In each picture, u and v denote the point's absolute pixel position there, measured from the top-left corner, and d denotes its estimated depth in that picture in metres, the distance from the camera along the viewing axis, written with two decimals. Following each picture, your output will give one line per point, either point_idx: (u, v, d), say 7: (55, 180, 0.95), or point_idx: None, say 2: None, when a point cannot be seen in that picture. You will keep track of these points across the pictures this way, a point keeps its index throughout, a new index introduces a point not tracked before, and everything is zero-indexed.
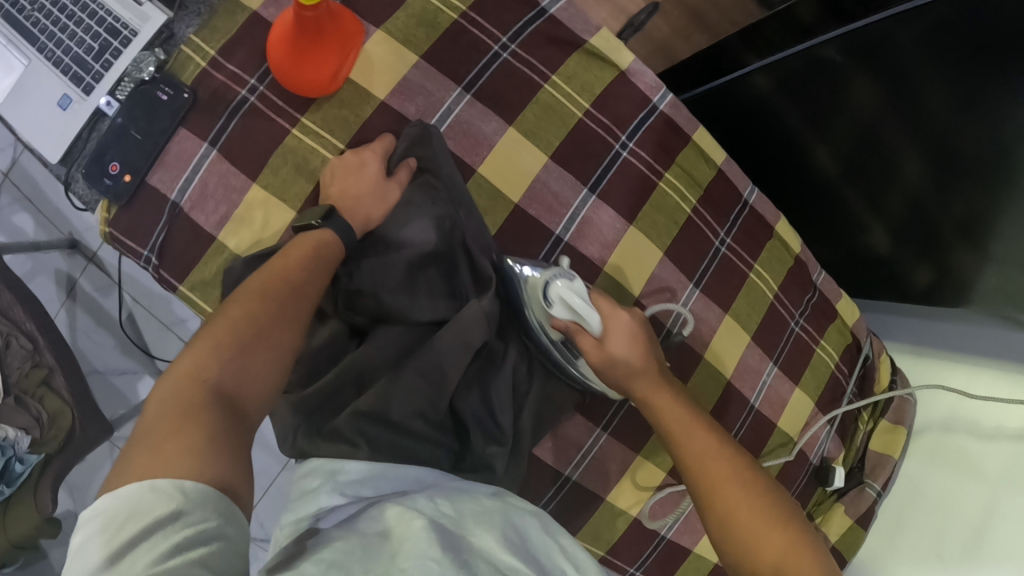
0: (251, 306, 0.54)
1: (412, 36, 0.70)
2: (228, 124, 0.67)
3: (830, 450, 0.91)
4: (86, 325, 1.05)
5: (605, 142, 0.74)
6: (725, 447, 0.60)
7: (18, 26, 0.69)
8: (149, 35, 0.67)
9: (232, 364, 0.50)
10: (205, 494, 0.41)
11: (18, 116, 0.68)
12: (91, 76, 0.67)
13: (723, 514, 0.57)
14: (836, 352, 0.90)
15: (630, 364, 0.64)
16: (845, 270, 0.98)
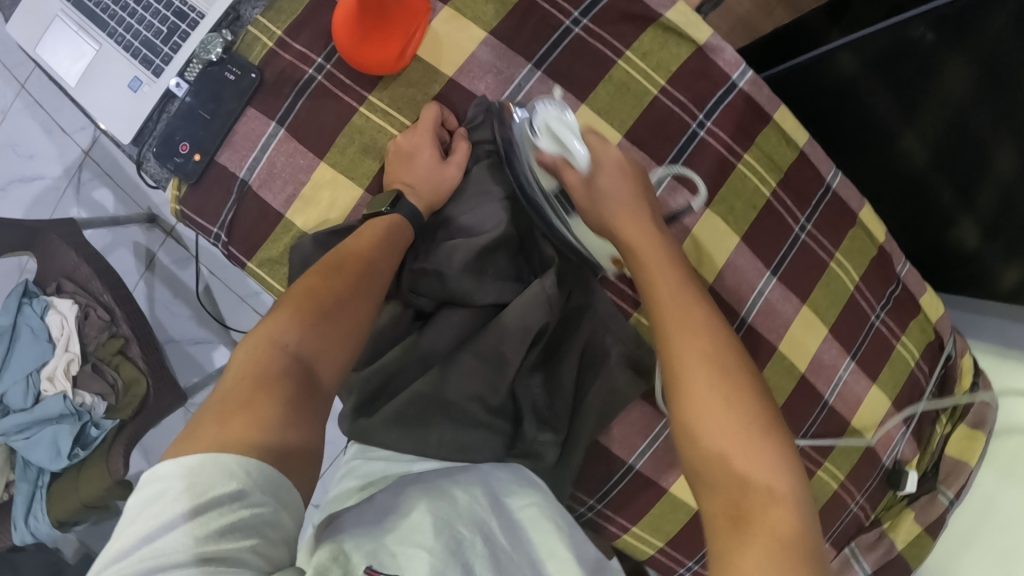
0: (329, 279, 0.52)
1: (480, 12, 0.68)
2: (295, 104, 0.67)
3: (904, 452, 0.86)
4: (164, 296, 1.07)
5: (681, 121, 0.70)
6: (720, 350, 0.51)
7: (93, 13, 0.69)
8: (216, 17, 0.67)
9: (308, 335, 0.48)
10: (266, 476, 0.38)
11: (92, 100, 0.69)
12: (159, 59, 0.67)
13: (684, 400, 0.49)
14: (917, 350, 0.84)
15: (615, 213, 0.59)
16: (942, 268, 0.89)
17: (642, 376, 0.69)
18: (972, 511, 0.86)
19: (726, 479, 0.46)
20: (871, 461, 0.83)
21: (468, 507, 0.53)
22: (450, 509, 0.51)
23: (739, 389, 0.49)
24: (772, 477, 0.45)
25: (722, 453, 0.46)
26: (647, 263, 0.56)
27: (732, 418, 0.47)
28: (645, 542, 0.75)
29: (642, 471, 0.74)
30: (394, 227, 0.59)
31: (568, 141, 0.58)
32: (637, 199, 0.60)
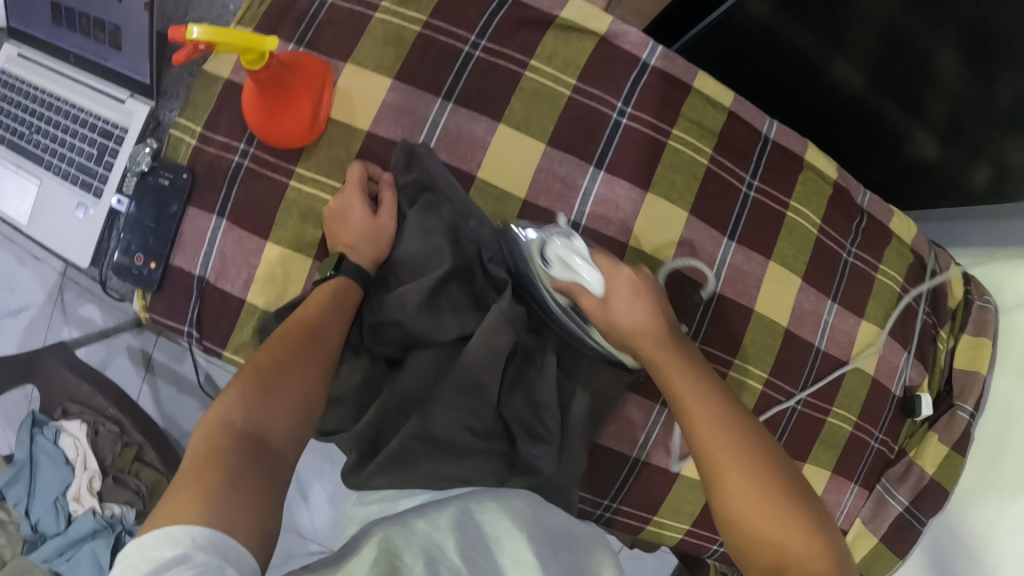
0: (277, 348, 0.55)
1: (383, 60, 0.68)
2: (230, 193, 0.66)
3: (913, 377, 0.84)
4: (170, 393, 1.11)
5: (601, 115, 0.71)
6: (746, 442, 0.53)
7: (22, 148, 0.68)
8: (139, 128, 0.64)
9: (255, 406, 0.49)
10: (210, 539, 0.40)
11: (42, 236, 0.66)
12: (97, 180, 0.65)
13: (721, 491, 0.52)
14: (900, 275, 0.83)
15: (630, 325, 0.61)
16: (896, 181, 0.90)
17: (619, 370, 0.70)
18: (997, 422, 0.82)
19: (770, 552, 0.48)
20: (879, 395, 0.83)
21: (422, 535, 0.54)
22: (401, 538, 0.53)
23: (767, 469, 0.51)
24: (808, 541, 0.48)
25: (760, 532, 0.49)
26: (659, 358, 0.59)
27: (772, 509, 0.49)
28: (671, 528, 0.77)
29: (648, 460, 0.75)
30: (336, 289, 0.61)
31: (574, 261, 0.61)
32: (658, 320, 0.61)
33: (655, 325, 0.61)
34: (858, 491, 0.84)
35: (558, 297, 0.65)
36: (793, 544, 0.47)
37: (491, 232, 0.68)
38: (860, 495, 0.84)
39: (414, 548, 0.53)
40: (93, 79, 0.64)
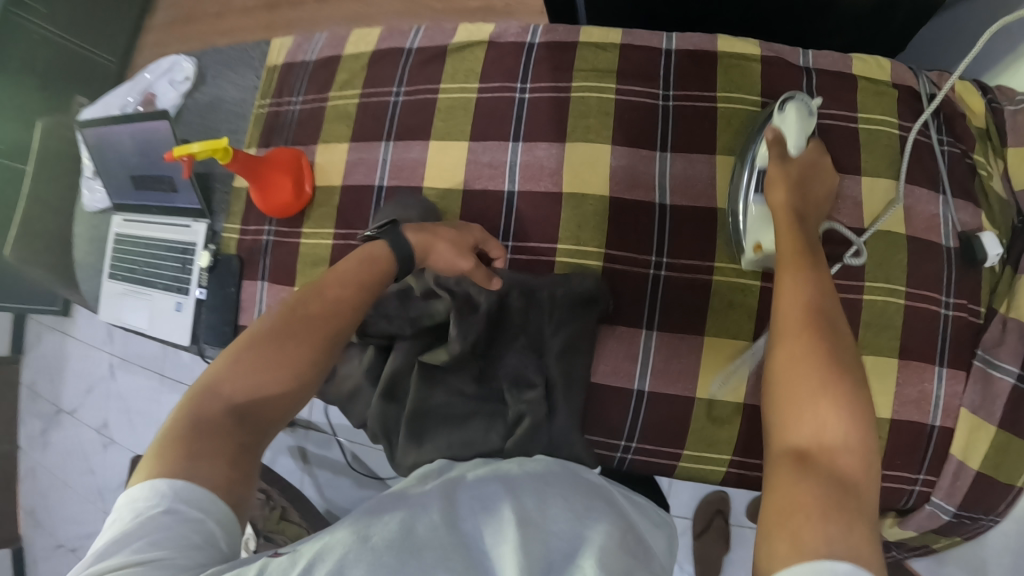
0: (293, 311, 0.55)
1: (337, 131, 0.87)
2: (266, 262, 0.89)
3: (969, 219, 0.74)
4: (327, 478, 1.32)
5: (506, 99, 0.81)
6: (826, 315, 0.49)
7: (135, 278, 0.98)
8: (203, 239, 0.92)
9: (249, 376, 0.50)
10: (193, 494, 0.42)
11: (163, 332, 0.95)
12: (186, 282, 0.93)
13: (781, 347, 0.49)
14: (893, 114, 0.74)
15: (778, 200, 0.61)
16: (856, 34, 0.81)
17: (591, 311, 0.73)
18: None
19: (806, 435, 0.43)
20: (924, 254, 0.73)
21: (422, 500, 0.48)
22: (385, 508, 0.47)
23: (839, 353, 0.47)
24: (851, 436, 0.42)
25: (803, 403, 0.44)
26: (785, 237, 0.57)
27: (830, 388, 0.44)
28: (714, 462, 0.73)
29: (655, 390, 0.73)
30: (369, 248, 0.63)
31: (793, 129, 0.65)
32: (799, 204, 0.60)
33: (792, 209, 0.60)
34: (949, 375, 0.73)
35: (759, 155, 0.68)
36: (835, 420, 0.43)
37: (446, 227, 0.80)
38: (955, 380, 0.73)
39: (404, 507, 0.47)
40: (168, 218, 0.96)
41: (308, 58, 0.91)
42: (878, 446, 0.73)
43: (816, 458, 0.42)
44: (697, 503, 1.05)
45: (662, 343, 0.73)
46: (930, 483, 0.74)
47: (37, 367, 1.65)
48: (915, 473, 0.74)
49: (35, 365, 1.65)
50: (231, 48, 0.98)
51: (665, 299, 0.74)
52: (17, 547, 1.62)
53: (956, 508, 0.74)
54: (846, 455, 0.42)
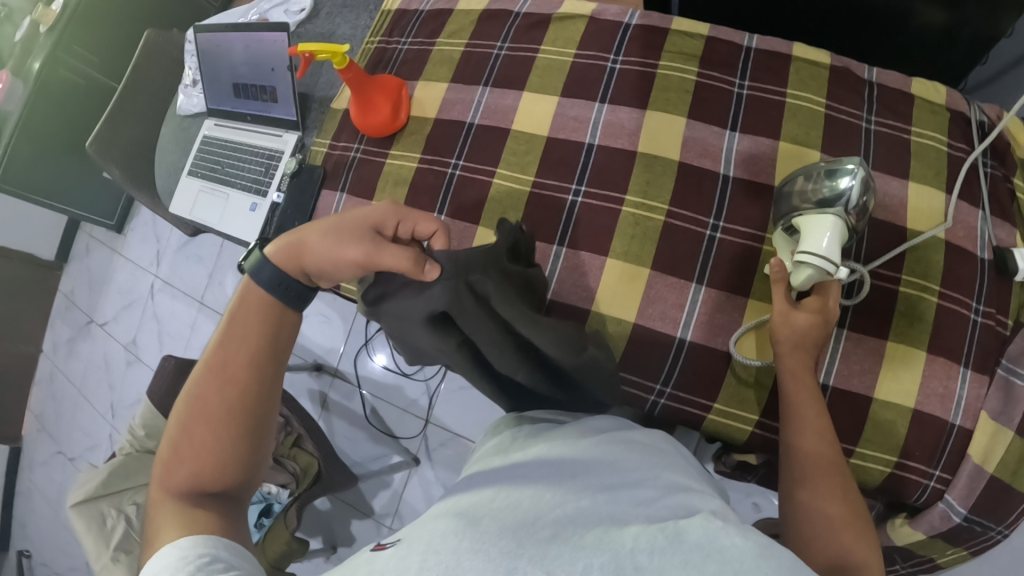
0: (201, 388, 0.61)
1: (438, 74, 0.93)
2: (348, 178, 0.93)
3: (1003, 238, 0.84)
4: (343, 428, 1.26)
5: (599, 67, 0.87)
6: (838, 462, 0.64)
7: (217, 178, 1.07)
8: (291, 147, 1.01)
9: (197, 460, 0.58)
10: (197, 541, 0.49)
11: (235, 229, 1.03)
12: (266, 186, 1.01)
13: (806, 485, 0.63)
14: (942, 132, 0.85)
15: (807, 336, 0.69)
16: (914, 61, 0.92)
17: (650, 262, 0.79)
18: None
19: (840, 556, 0.57)
20: (962, 263, 0.81)
21: (540, 499, 0.53)
22: (500, 513, 0.51)
23: (849, 492, 0.62)
24: (875, 555, 0.58)
25: (845, 539, 0.57)
26: (790, 361, 0.69)
27: (855, 518, 0.59)
28: (740, 420, 0.75)
29: (695, 340, 0.76)
30: (245, 290, 0.65)
31: (801, 250, 0.69)
32: (815, 337, 0.70)
33: (803, 349, 0.70)
34: (973, 378, 0.78)
35: (795, 207, 0.72)
36: (858, 544, 0.57)
37: (525, 166, 0.85)
38: (978, 385, 0.78)
39: (513, 501, 0.53)
40: (263, 127, 1.05)
41: (422, 6, 0.99)
42: (899, 436, 0.77)
43: (845, 566, 0.56)
44: None
45: (711, 298, 0.77)
46: (944, 480, 0.78)
47: (78, 276, 1.66)
48: (932, 468, 0.78)
49: (79, 275, 1.66)
50: None
51: (717, 256, 0.78)
52: (15, 446, 1.63)
53: (968, 510, 0.78)
54: (867, 562, 0.56)
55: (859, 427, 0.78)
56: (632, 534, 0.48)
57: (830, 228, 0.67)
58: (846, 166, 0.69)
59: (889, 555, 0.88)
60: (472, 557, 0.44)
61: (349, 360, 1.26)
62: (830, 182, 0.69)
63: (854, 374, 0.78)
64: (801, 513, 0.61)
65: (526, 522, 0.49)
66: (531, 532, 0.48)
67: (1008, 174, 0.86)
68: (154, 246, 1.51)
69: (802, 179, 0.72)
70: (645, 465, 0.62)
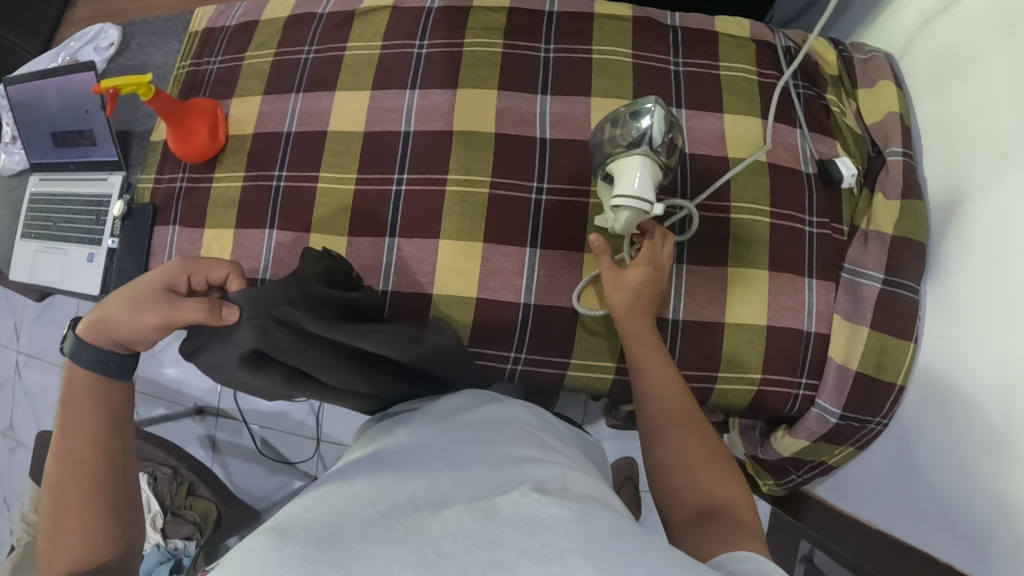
0: (52, 483, 0.57)
1: (251, 88, 0.90)
2: (178, 208, 0.89)
3: (825, 151, 0.88)
4: (238, 466, 1.17)
5: (406, 53, 0.85)
6: (690, 408, 0.63)
7: (50, 235, 1.01)
8: (119, 188, 0.96)
9: (71, 549, 0.54)
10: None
11: (74, 283, 0.97)
12: (100, 233, 0.96)
13: (663, 437, 0.60)
14: (750, 63, 0.89)
15: (642, 292, 0.69)
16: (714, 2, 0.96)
17: (483, 235, 0.76)
18: (931, 57, 0.83)
19: (702, 498, 0.54)
20: (787, 181, 0.85)
21: (363, 492, 0.48)
22: (312, 518, 0.45)
23: (705, 433, 0.60)
24: (739, 490, 0.55)
25: (704, 479, 0.56)
26: (629, 321, 0.69)
27: (711, 456, 0.58)
28: (601, 370, 0.76)
29: (540, 302, 0.75)
30: (68, 375, 0.61)
31: (616, 195, 0.68)
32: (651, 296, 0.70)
33: (640, 300, 0.69)
34: (819, 285, 0.83)
35: (607, 153, 0.72)
36: (716, 481, 0.55)
37: (344, 163, 0.81)
38: (825, 291, 0.83)
39: (333, 499, 0.48)
40: (87, 173, 1.00)
41: (229, 23, 0.96)
42: (759, 351, 0.80)
43: (710, 506, 0.53)
44: (618, 463, 1.03)
45: (549, 260, 0.76)
46: (813, 386, 0.83)
47: None
48: (798, 376, 0.82)
49: None
50: (158, 21, 1.05)
51: (547, 217, 0.77)
52: None
53: (841, 410, 0.81)
54: (733, 501, 0.53)
55: (717, 352, 0.80)
56: (450, 519, 0.44)
57: (639, 167, 0.67)
58: (646, 105, 0.69)
59: (785, 468, 0.92)
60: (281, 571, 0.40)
61: (229, 396, 1.17)
62: (634, 123, 0.69)
63: (704, 305, 0.80)
64: (667, 474, 0.58)
65: (337, 524, 0.44)
66: (341, 534, 0.43)
67: (819, 92, 0.90)
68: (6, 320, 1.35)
69: (611, 126, 0.73)
70: (494, 435, 0.59)
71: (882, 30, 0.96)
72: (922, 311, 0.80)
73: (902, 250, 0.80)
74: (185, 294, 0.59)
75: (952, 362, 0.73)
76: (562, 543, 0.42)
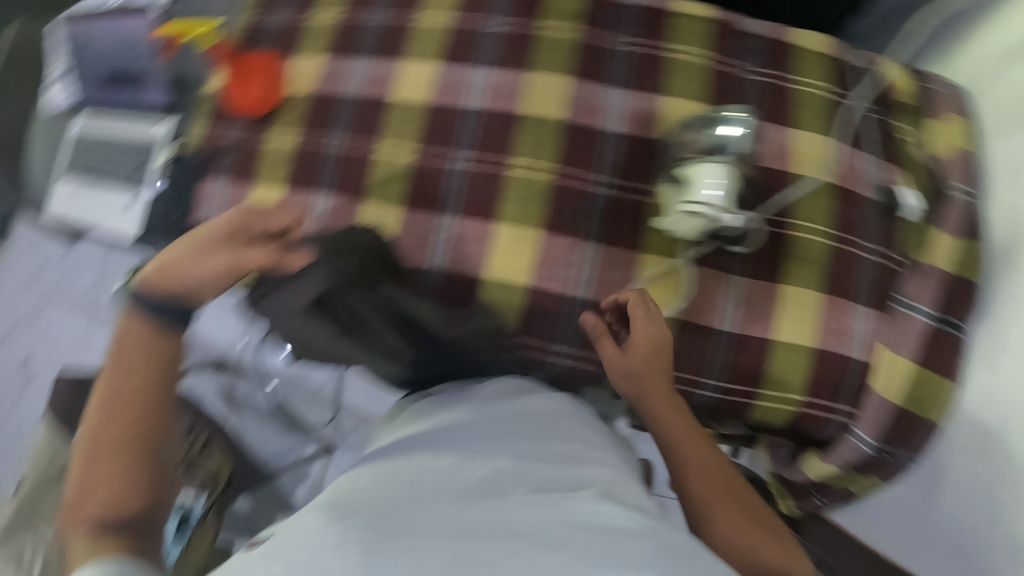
0: (96, 408, 0.52)
1: (315, 46, 0.88)
2: (225, 159, 0.86)
3: (885, 178, 0.85)
4: (252, 424, 1.17)
5: (481, 33, 0.85)
6: (731, 477, 0.61)
7: (91, 175, 0.99)
8: (169, 135, 0.95)
9: (111, 490, 0.49)
10: (107, 570, 0.43)
11: (112, 227, 0.96)
12: (146, 178, 0.95)
13: (709, 519, 0.57)
14: (824, 81, 0.87)
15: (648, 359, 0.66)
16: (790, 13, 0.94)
17: (545, 223, 0.77)
18: (1011, 95, 0.81)
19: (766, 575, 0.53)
20: (853, 202, 0.83)
21: (423, 483, 0.45)
22: (372, 501, 0.42)
23: (747, 502, 0.59)
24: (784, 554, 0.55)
25: (761, 559, 0.54)
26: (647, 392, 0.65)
27: (759, 528, 0.57)
28: None
29: (592, 296, 0.75)
30: (118, 313, 0.55)
31: (690, 200, 0.69)
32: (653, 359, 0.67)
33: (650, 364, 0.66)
34: (868, 313, 0.81)
35: (678, 158, 0.73)
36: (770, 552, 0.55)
37: (408, 136, 0.81)
38: (876, 319, 0.81)
39: (389, 484, 0.45)
40: (137, 118, 0.99)
41: None
42: (802, 370, 0.79)
43: None
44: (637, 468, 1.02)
45: (606, 254, 0.77)
46: (851, 413, 0.82)
47: None
48: (838, 401, 0.81)
49: None
50: None
51: (610, 212, 0.78)
52: None
53: (877, 440, 0.81)
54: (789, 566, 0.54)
55: (762, 366, 0.79)
56: (512, 511, 0.42)
57: (716, 172, 0.69)
58: (724, 115, 0.72)
59: (808, 491, 0.90)
60: (339, 552, 0.35)
61: (252, 354, 1.18)
62: (709, 131, 0.72)
63: (754, 318, 0.79)
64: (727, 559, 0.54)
65: (398, 504, 0.42)
66: (405, 519, 0.39)
67: (887, 117, 0.88)
68: (30, 258, 1.32)
69: (684, 131, 0.75)
70: (547, 429, 0.58)
71: (954, 64, 0.95)
72: (968, 353, 0.78)
73: (960, 287, 0.78)
74: (253, 237, 0.58)
75: (1000, 401, 0.72)
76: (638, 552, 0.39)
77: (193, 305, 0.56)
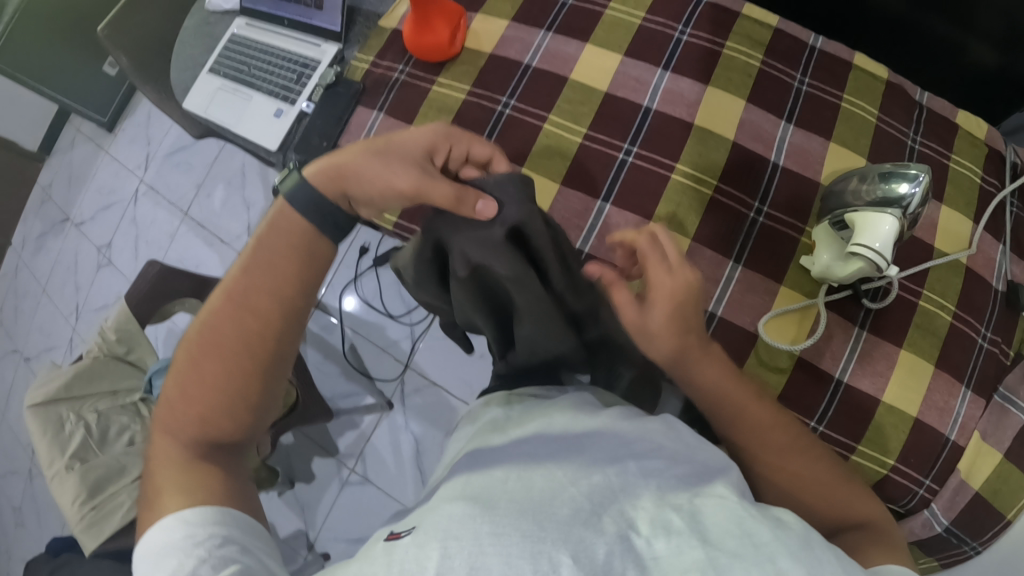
0: (217, 319, 0.53)
1: (501, 10, 0.90)
2: (389, 96, 0.89)
3: (1017, 273, 0.87)
4: (316, 359, 1.29)
5: (667, 35, 0.86)
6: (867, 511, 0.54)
7: (240, 77, 1.00)
8: (331, 58, 0.96)
9: (207, 409, 0.52)
10: (205, 516, 0.46)
11: (251, 132, 0.97)
12: (295, 93, 0.95)
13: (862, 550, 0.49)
14: (978, 166, 0.88)
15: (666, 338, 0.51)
16: (955, 94, 0.96)
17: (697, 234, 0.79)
18: None
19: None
20: (981, 288, 0.84)
21: (547, 482, 0.41)
22: (501, 496, 0.39)
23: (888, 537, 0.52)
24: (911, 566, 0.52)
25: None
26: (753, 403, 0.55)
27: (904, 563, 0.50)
28: None
29: (726, 316, 0.78)
30: (278, 214, 0.54)
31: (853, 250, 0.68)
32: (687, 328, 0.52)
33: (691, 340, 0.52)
34: (972, 399, 0.81)
35: (847, 202, 0.72)
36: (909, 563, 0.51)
37: (577, 117, 0.83)
38: (975, 406, 0.81)
39: (521, 482, 0.41)
40: (301, 35, 1.00)
41: None
42: (900, 440, 0.79)
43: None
44: None
45: (744, 279, 0.79)
46: (933, 490, 0.80)
47: (57, 171, 1.56)
48: (924, 477, 0.79)
49: (59, 168, 1.56)
50: None
51: (758, 240, 0.80)
52: None
53: (949, 522, 0.79)
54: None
55: (866, 424, 0.79)
56: (650, 518, 0.38)
57: (887, 228, 0.67)
58: (908, 170, 0.67)
59: None
60: (498, 542, 0.34)
61: (336, 294, 1.31)
62: (888, 184, 0.67)
63: (868, 374, 0.80)
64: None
65: (537, 502, 0.38)
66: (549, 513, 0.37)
67: None
68: (143, 150, 1.48)
69: (857, 180, 0.71)
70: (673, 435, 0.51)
71: None
72: None
73: None
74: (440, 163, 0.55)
75: None
76: (773, 543, 0.36)
77: (350, 215, 0.56)
